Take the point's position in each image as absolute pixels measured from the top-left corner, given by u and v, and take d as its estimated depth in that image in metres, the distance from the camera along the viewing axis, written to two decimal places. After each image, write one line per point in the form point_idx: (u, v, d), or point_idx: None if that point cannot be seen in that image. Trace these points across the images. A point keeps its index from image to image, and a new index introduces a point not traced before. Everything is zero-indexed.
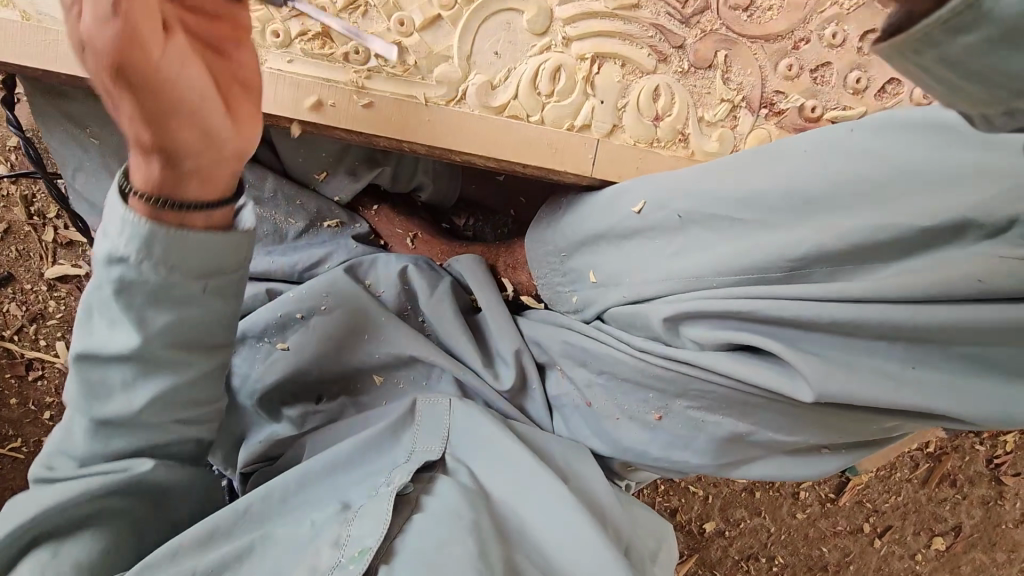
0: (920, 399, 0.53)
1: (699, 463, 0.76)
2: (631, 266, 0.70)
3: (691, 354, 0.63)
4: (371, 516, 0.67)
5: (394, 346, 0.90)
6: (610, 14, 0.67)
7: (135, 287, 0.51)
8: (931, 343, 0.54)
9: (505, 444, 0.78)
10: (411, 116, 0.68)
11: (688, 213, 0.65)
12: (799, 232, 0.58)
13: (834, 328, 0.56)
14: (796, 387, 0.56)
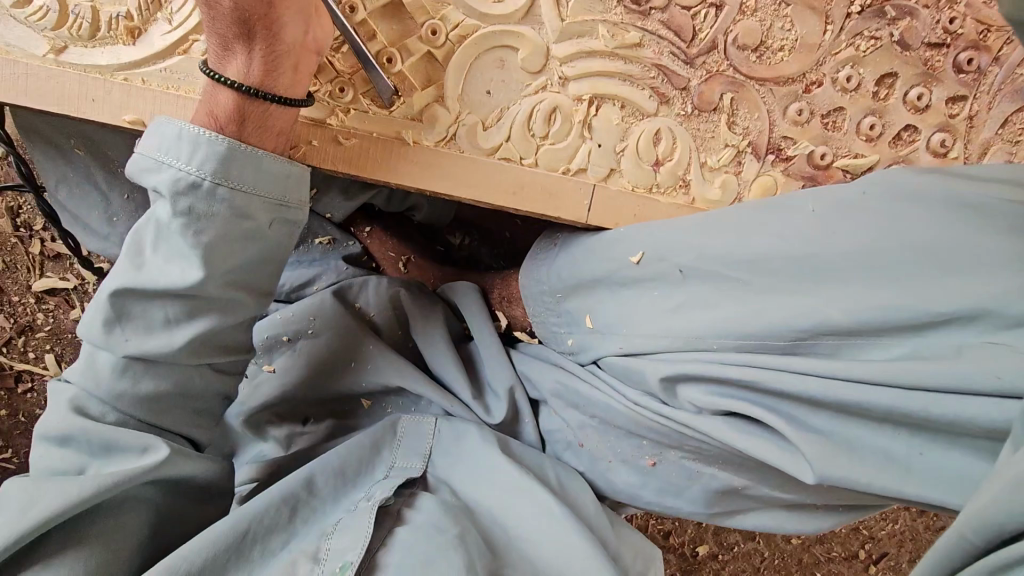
0: (920, 489, 0.53)
1: (692, 511, 0.75)
2: (630, 317, 0.67)
3: (686, 416, 0.62)
4: (351, 532, 0.66)
5: (381, 374, 0.87)
6: (610, 54, 0.63)
7: (201, 219, 0.55)
8: (938, 432, 0.53)
9: (494, 471, 0.77)
10: (399, 157, 0.64)
11: (690, 268, 0.63)
12: (822, 299, 0.57)
13: (840, 409, 0.56)
14: (800, 467, 0.56)
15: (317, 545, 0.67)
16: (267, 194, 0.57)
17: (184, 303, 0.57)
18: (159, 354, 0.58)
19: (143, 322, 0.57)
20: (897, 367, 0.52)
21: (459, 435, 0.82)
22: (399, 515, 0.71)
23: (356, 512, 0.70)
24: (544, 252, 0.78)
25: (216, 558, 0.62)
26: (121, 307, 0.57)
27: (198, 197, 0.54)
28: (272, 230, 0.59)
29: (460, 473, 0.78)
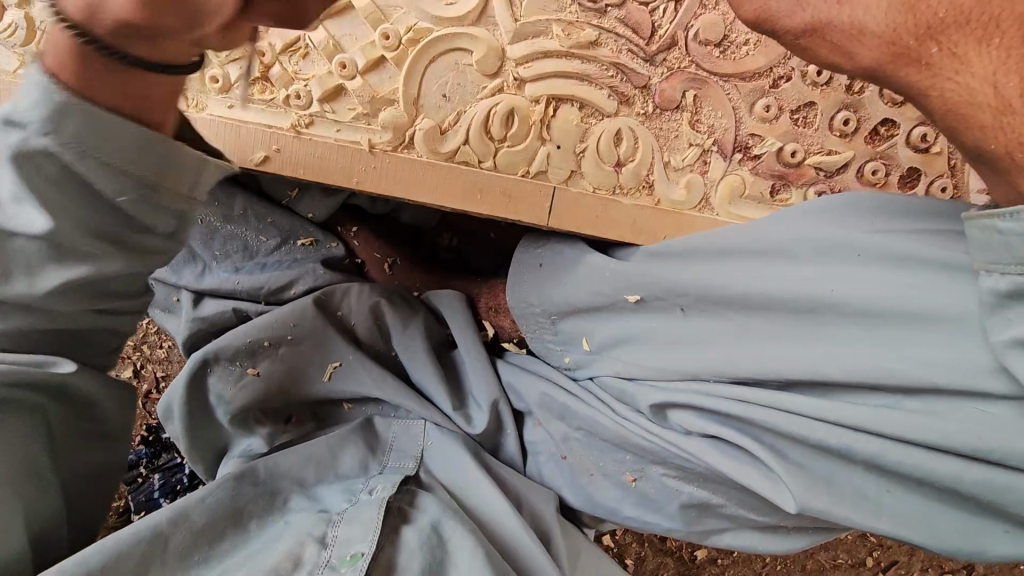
0: (891, 526, 0.50)
1: (670, 527, 0.73)
2: (620, 342, 0.67)
3: (676, 439, 0.61)
4: (361, 522, 0.70)
5: (362, 386, 0.88)
6: (566, 54, 0.61)
7: (27, 160, 0.45)
8: (909, 476, 0.49)
9: (481, 480, 0.79)
10: (359, 163, 0.64)
11: (691, 307, 0.60)
12: (790, 345, 0.54)
13: (818, 448, 0.52)
14: (780, 495, 0.53)
15: (323, 530, 0.70)
16: (127, 164, 0.47)
17: (46, 252, 0.48)
18: (30, 301, 0.50)
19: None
20: (883, 415, 0.49)
21: (443, 445, 0.83)
22: (400, 513, 0.73)
23: (362, 503, 0.73)
24: (525, 268, 0.78)
25: (213, 523, 0.70)
26: None
27: (26, 137, 0.44)
28: (127, 199, 0.48)
29: (450, 474, 0.81)
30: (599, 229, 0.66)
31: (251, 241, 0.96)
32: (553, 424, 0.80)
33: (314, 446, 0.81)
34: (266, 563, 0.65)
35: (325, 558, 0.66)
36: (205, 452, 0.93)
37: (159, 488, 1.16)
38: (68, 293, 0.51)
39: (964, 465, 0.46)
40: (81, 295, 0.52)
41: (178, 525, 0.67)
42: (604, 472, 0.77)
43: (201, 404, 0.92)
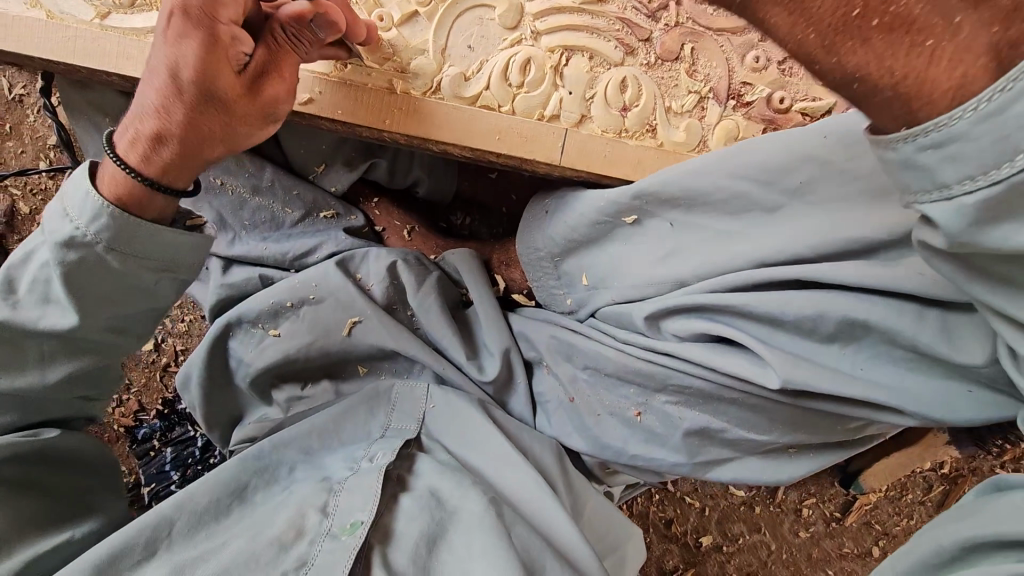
0: (868, 390, 0.59)
1: (675, 462, 0.75)
2: (618, 269, 0.74)
3: (671, 346, 0.70)
4: (360, 494, 0.74)
5: (379, 341, 0.90)
6: (578, 9, 0.70)
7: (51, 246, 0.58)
8: (871, 331, 0.59)
9: (491, 434, 0.83)
10: (391, 105, 0.71)
11: (679, 219, 0.69)
12: (770, 242, 0.63)
13: (797, 330, 0.62)
14: (767, 374, 0.62)
15: (325, 499, 0.74)
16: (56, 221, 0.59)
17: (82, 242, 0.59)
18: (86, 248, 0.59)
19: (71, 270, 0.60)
20: (848, 269, 0.59)
21: (453, 400, 0.87)
22: (400, 480, 0.79)
23: (363, 472, 0.77)
24: (534, 218, 0.84)
25: (218, 502, 0.75)
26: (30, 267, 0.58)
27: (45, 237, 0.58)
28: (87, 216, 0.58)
29: (455, 433, 0.85)
30: (606, 167, 0.72)
31: (277, 212, 0.98)
32: (561, 367, 0.83)
33: (317, 416, 0.85)
34: (270, 534, 0.69)
35: (327, 527, 0.71)
36: (224, 417, 0.99)
37: (172, 460, 1.18)
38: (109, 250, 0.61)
39: (923, 334, 0.57)
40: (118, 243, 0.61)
41: (182, 504, 0.72)
42: (610, 410, 0.79)
43: (221, 371, 0.97)
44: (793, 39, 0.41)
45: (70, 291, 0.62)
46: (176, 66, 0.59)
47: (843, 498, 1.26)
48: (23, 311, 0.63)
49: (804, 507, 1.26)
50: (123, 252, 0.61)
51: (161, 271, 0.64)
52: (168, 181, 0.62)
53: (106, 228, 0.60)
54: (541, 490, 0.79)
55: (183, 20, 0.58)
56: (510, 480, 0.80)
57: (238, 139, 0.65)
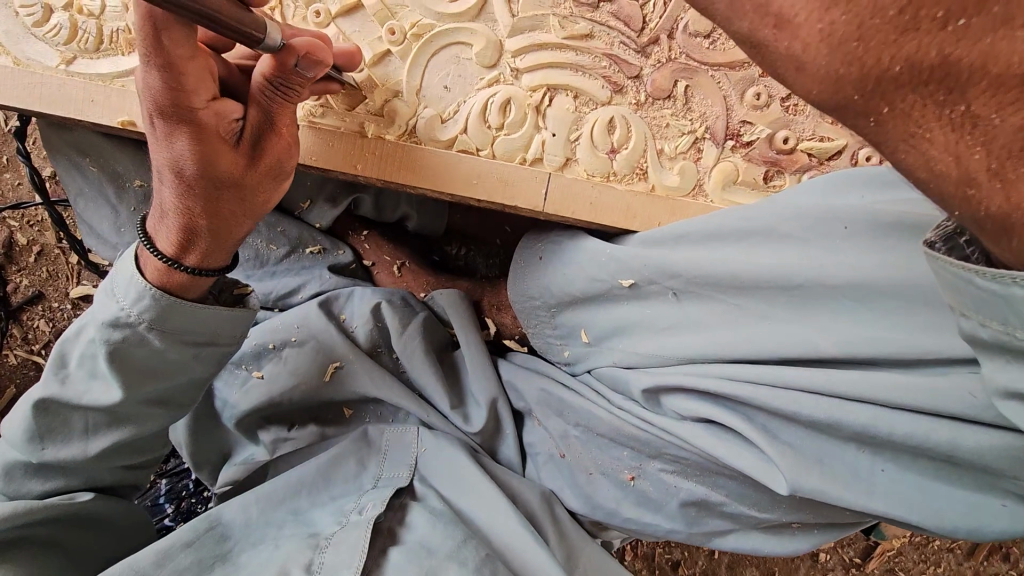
0: (885, 505, 0.52)
1: (671, 529, 0.69)
2: (623, 328, 0.68)
3: (667, 423, 0.64)
4: (348, 546, 0.70)
5: (363, 387, 0.87)
6: (560, 45, 0.65)
7: (122, 333, 0.61)
8: (888, 447, 0.53)
9: (480, 483, 0.79)
10: (363, 151, 0.67)
11: (683, 291, 0.63)
12: (786, 330, 0.57)
13: (810, 425, 0.56)
14: (774, 477, 0.56)
15: (310, 556, 0.69)
16: (131, 305, 0.60)
17: (140, 320, 0.61)
18: (141, 330, 0.61)
19: (128, 349, 0.62)
20: (870, 377, 0.53)
21: (439, 449, 0.83)
22: (391, 533, 0.74)
23: (350, 526, 0.73)
24: (527, 262, 0.79)
25: (201, 561, 0.71)
26: (110, 351, 0.62)
27: (116, 324, 0.61)
28: (155, 300, 0.60)
29: (445, 478, 0.81)
30: (594, 215, 0.67)
31: (261, 249, 0.95)
32: (551, 420, 0.78)
33: (302, 467, 0.81)
34: None
35: None
36: (212, 456, 0.95)
37: (166, 493, 1.17)
38: (164, 335, 0.62)
39: (939, 432, 0.50)
40: (169, 327, 0.62)
41: (163, 564, 0.68)
42: (602, 470, 0.73)
43: (206, 410, 0.94)
44: (948, 162, 0.33)
45: (112, 368, 0.63)
46: (176, 161, 0.56)
47: (863, 543, 1.18)
48: (72, 387, 0.65)
49: (821, 552, 1.19)
50: (163, 330, 0.62)
51: (202, 345, 0.65)
52: (210, 265, 0.63)
53: (148, 308, 0.60)
54: (537, 546, 0.73)
55: (166, 123, 0.54)
56: (501, 530, 0.75)
57: (263, 205, 0.63)
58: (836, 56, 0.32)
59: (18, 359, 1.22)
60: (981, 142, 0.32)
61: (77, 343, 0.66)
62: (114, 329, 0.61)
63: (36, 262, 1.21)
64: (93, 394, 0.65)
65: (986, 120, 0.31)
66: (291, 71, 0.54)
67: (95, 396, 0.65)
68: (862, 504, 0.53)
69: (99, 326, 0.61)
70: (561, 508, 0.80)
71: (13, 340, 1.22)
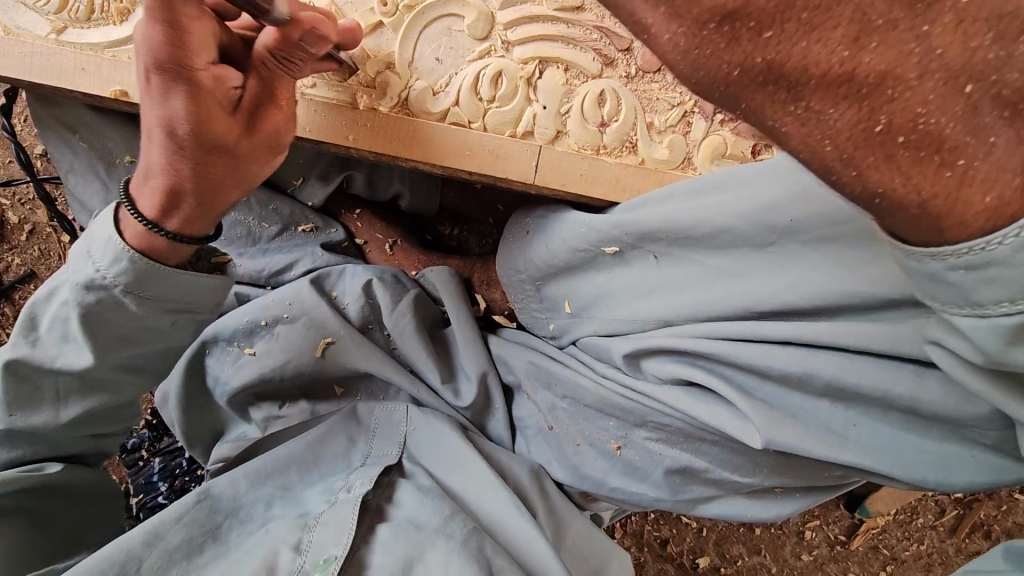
0: (856, 458, 0.54)
1: (656, 498, 0.71)
2: (609, 299, 0.69)
3: (651, 389, 0.65)
4: (334, 527, 0.71)
5: (354, 362, 0.86)
6: (554, 18, 0.66)
7: (98, 298, 0.60)
8: (859, 401, 0.54)
9: (469, 459, 0.79)
10: (355, 123, 0.67)
11: (664, 255, 0.64)
12: (769, 284, 0.57)
13: (786, 382, 0.57)
14: (748, 434, 0.56)
15: (299, 536, 0.70)
16: (106, 267, 0.59)
17: (116, 284, 0.60)
18: (116, 294, 0.60)
19: (101, 313, 0.61)
20: (841, 328, 0.54)
21: (430, 424, 0.83)
22: (380, 510, 0.75)
23: (338, 504, 0.74)
24: (516, 236, 0.79)
25: (191, 540, 0.71)
26: (83, 315, 0.61)
27: (90, 288, 0.60)
28: (135, 263, 0.59)
29: (434, 457, 0.81)
30: (584, 188, 0.68)
31: (253, 227, 0.95)
32: (540, 393, 0.79)
33: (291, 446, 0.81)
34: None
35: (299, 563, 0.67)
36: (203, 433, 0.95)
37: (160, 470, 1.17)
38: (140, 301, 0.61)
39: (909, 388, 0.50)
40: (145, 292, 0.61)
41: (154, 543, 0.68)
42: (589, 441, 0.75)
43: (198, 388, 0.93)
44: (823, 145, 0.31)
45: (84, 332, 0.62)
46: (169, 121, 0.55)
47: (848, 521, 1.21)
48: (42, 350, 0.64)
49: (807, 530, 1.21)
50: (139, 295, 0.61)
51: (178, 310, 0.64)
52: (193, 232, 0.61)
53: (125, 271, 0.59)
54: (521, 519, 0.74)
55: (163, 78, 0.53)
56: (489, 508, 0.76)
57: (254, 177, 0.63)
58: (692, 58, 0.30)
59: (10, 338, 1.22)
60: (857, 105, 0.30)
61: (49, 307, 0.64)
62: (88, 292, 0.60)
63: (28, 240, 1.21)
64: (65, 357, 0.64)
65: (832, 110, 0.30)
66: (296, 42, 0.56)
67: (67, 359, 0.64)
68: (834, 458, 0.54)
69: (72, 289, 0.60)
70: (550, 482, 0.81)
71: (5, 319, 1.22)
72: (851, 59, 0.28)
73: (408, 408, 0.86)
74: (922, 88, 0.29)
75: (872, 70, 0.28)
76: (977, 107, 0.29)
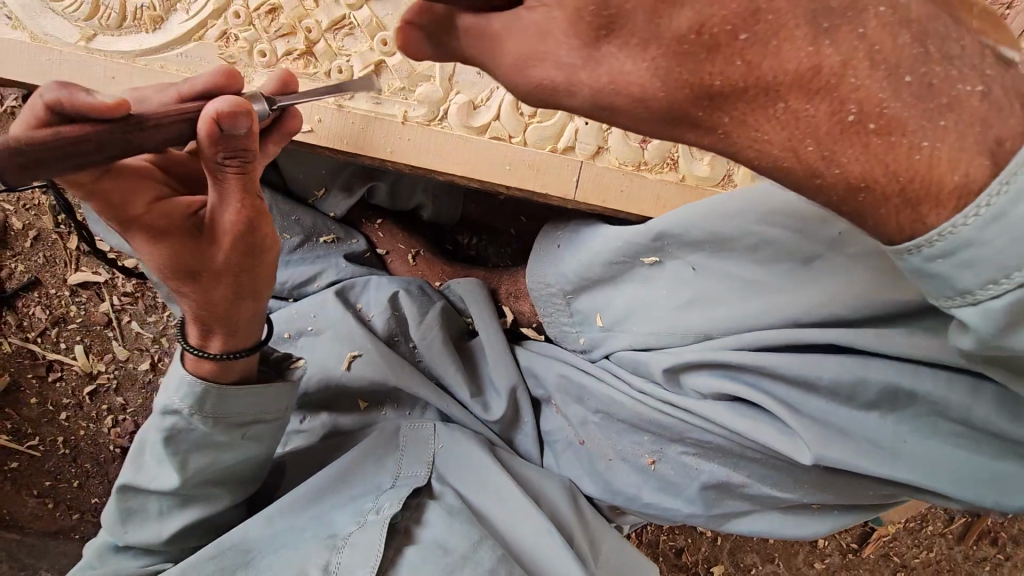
0: (909, 472, 0.55)
1: (689, 513, 0.71)
2: (643, 312, 0.69)
3: (689, 403, 0.65)
4: (361, 550, 0.70)
5: (376, 374, 0.83)
6: None
7: (182, 426, 0.63)
8: (910, 410, 0.55)
9: (499, 477, 0.78)
10: (393, 135, 0.67)
11: (702, 265, 0.64)
12: (807, 298, 0.58)
13: (833, 394, 0.57)
14: (799, 449, 0.58)
15: (327, 557, 0.70)
16: (183, 392, 0.61)
17: (192, 408, 0.62)
18: (196, 418, 0.62)
19: (184, 438, 0.64)
20: (888, 336, 0.55)
21: (458, 442, 0.81)
22: (407, 533, 0.74)
23: (367, 526, 0.72)
24: (546, 250, 0.78)
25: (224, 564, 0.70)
26: (168, 440, 0.64)
27: (176, 418, 0.62)
28: (212, 385, 0.62)
29: (462, 476, 0.80)
30: (625, 207, 0.67)
31: None
32: (571, 407, 0.78)
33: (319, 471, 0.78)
34: None
35: None
36: None
37: None
38: (217, 420, 0.63)
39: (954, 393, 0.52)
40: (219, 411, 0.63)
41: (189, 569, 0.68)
42: (621, 456, 0.74)
43: None
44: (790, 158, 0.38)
45: (172, 455, 0.64)
46: (165, 263, 0.54)
47: (860, 529, 1.22)
48: (141, 475, 0.67)
49: (820, 538, 1.22)
50: (215, 415, 0.63)
51: (251, 422, 0.66)
52: (238, 347, 0.62)
53: (202, 395, 0.61)
54: (555, 539, 0.74)
55: (143, 230, 0.52)
56: (521, 528, 0.76)
57: (266, 273, 0.59)
58: (667, 88, 0.38)
59: (13, 347, 1.19)
60: (844, 99, 0.36)
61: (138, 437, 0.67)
62: (168, 417, 0.63)
63: (32, 247, 1.18)
64: (161, 480, 0.66)
65: (803, 111, 0.37)
66: (222, 138, 0.46)
67: (165, 483, 0.66)
68: (887, 473, 0.55)
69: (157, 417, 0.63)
70: (581, 497, 0.81)
71: (7, 328, 1.18)
72: (816, 60, 0.36)
73: (436, 425, 0.83)
74: (876, 83, 0.36)
75: (832, 63, 0.36)
76: (910, 95, 0.36)
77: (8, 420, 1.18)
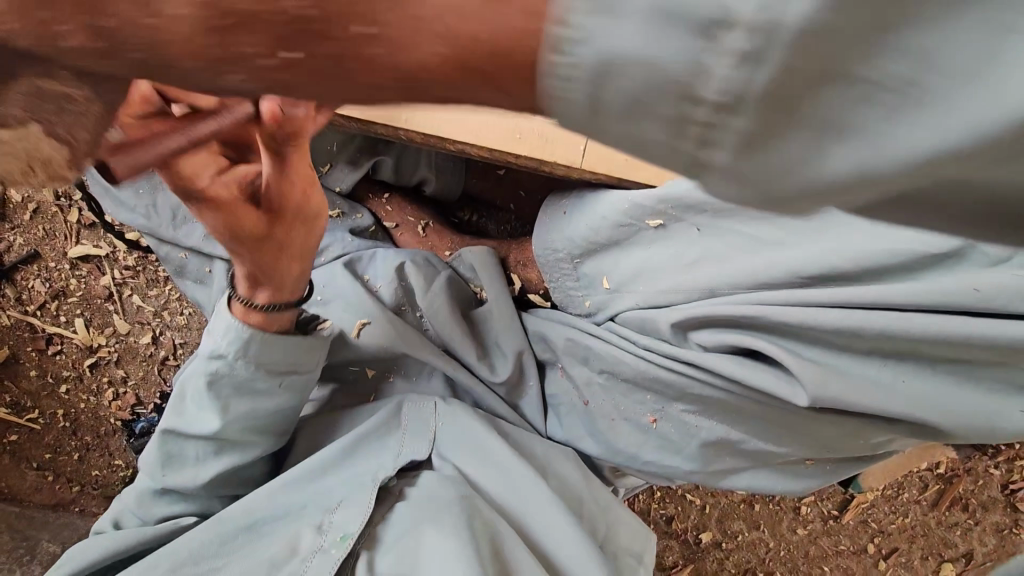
0: (904, 407, 0.58)
1: (689, 470, 0.75)
2: (644, 273, 0.74)
3: (694, 356, 0.69)
4: (357, 504, 0.73)
5: (383, 339, 0.86)
6: None
7: (223, 371, 0.70)
8: (915, 356, 0.58)
9: (497, 448, 0.81)
10: (407, 105, 0.70)
11: (707, 224, 0.69)
12: (803, 252, 0.62)
13: (833, 341, 0.60)
14: (796, 393, 0.61)
15: (322, 517, 0.73)
16: (227, 337, 0.69)
17: (235, 352, 0.70)
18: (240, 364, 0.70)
19: (227, 382, 0.71)
20: (890, 289, 0.56)
21: (457, 413, 0.84)
22: (401, 495, 0.77)
23: (359, 489, 0.75)
24: (552, 217, 0.82)
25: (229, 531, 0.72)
26: (211, 382, 0.71)
27: (219, 361, 0.70)
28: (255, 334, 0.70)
29: (458, 445, 0.82)
30: (625, 171, 0.74)
31: None
32: (576, 368, 0.82)
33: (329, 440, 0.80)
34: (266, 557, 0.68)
35: (320, 541, 0.70)
36: None
37: None
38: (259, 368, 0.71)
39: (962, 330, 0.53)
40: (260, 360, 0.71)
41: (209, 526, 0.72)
42: (624, 415, 0.78)
43: None
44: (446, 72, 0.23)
45: (212, 396, 0.71)
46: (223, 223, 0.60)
47: (840, 497, 1.28)
48: (184, 418, 0.74)
49: (802, 505, 1.28)
50: (254, 361, 0.71)
51: (287, 372, 0.74)
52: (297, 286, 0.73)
53: (241, 343, 0.69)
54: (552, 501, 0.77)
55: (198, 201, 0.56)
56: (523, 497, 0.78)
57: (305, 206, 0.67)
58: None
59: (12, 320, 1.19)
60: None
61: (183, 381, 0.75)
62: (213, 361, 0.70)
63: (32, 220, 1.18)
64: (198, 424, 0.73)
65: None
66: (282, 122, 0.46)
67: (202, 428, 0.72)
68: (883, 407, 0.59)
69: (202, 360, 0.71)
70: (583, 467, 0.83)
71: (7, 300, 1.19)
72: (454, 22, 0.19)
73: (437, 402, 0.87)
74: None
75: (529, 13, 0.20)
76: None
77: (8, 393, 1.19)
